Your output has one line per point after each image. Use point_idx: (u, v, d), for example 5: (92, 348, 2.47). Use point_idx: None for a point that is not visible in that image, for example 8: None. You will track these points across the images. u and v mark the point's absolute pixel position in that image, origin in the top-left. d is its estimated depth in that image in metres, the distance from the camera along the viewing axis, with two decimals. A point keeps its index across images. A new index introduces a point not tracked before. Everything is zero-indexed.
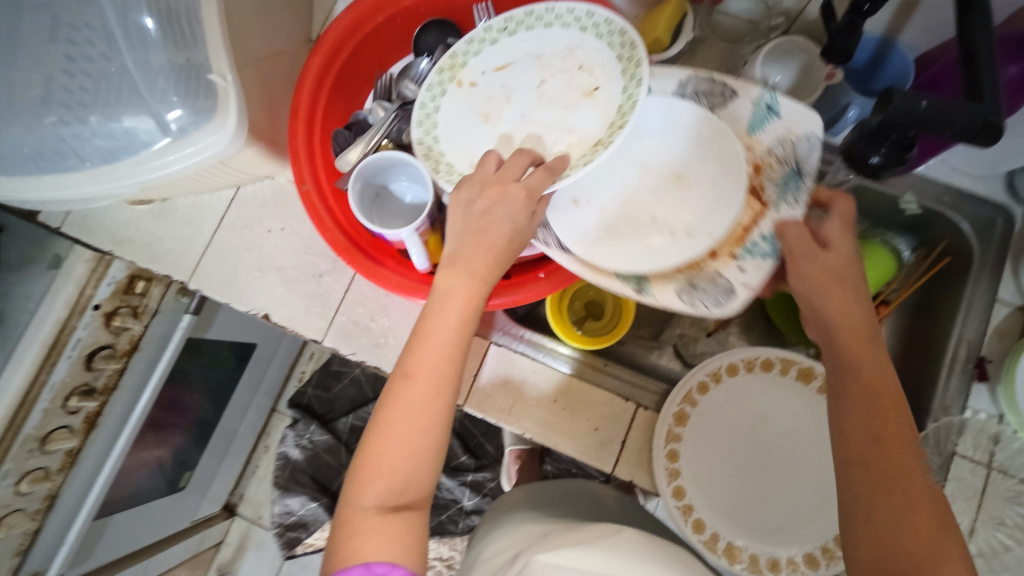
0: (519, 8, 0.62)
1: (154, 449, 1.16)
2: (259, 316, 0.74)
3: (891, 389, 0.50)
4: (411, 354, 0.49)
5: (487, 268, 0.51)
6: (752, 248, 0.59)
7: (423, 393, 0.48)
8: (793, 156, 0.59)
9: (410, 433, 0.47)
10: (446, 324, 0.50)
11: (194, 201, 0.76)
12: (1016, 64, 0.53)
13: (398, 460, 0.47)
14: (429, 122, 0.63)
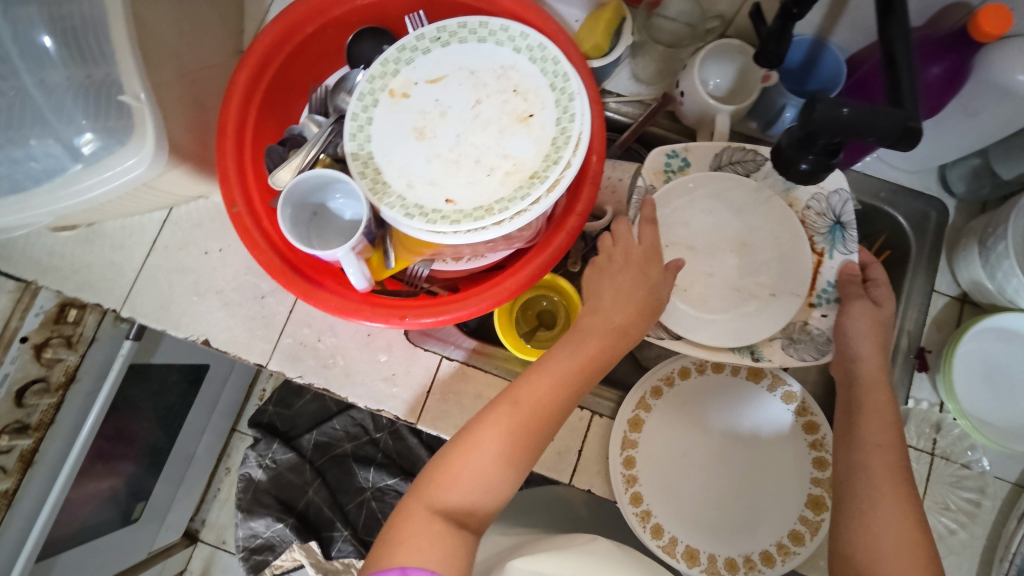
0: (452, 20, 0.64)
1: (104, 481, 1.12)
2: (199, 342, 0.71)
3: (875, 403, 0.58)
4: (518, 388, 0.55)
5: (602, 327, 0.58)
6: (822, 295, 0.64)
7: (511, 424, 0.53)
8: (830, 210, 0.65)
9: (487, 459, 0.52)
10: (563, 370, 0.56)
11: (124, 225, 0.72)
12: (939, 64, 0.56)
13: (471, 479, 0.51)
14: (363, 135, 0.62)
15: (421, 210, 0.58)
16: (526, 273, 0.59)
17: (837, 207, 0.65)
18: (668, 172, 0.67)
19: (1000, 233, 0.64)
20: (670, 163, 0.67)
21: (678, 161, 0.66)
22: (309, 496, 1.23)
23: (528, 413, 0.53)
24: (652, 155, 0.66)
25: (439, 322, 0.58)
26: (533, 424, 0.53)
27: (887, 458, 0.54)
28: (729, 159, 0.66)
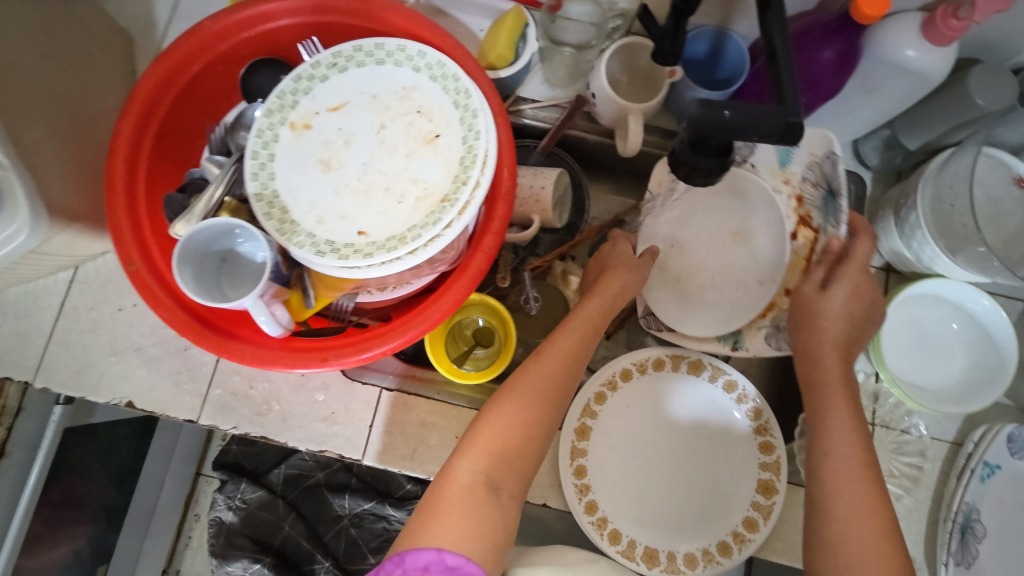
0: (347, 44, 0.61)
1: (62, 546, 1.04)
2: (123, 405, 0.67)
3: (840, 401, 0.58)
4: (535, 360, 0.57)
5: (598, 304, 0.63)
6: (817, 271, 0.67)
7: (533, 394, 0.55)
8: (823, 179, 0.66)
9: (514, 428, 0.54)
10: (572, 342, 0.59)
11: (27, 290, 0.68)
12: (830, 48, 0.57)
13: (503, 447, 0.53)
14: (266, 173, 0.58)
15: (332, 246, 0.56)
16: (448, 299, 0.57)
17: (831, 172, 0.66)
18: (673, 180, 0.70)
19: (911, 203, 0.65)
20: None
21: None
22: (286, 532, 1.12)
23: (548, 383, 0.56)
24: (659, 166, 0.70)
25: (362, 361, 0.56)
26: (552, 392, 0.56)
27: (858, 453, 0.54)
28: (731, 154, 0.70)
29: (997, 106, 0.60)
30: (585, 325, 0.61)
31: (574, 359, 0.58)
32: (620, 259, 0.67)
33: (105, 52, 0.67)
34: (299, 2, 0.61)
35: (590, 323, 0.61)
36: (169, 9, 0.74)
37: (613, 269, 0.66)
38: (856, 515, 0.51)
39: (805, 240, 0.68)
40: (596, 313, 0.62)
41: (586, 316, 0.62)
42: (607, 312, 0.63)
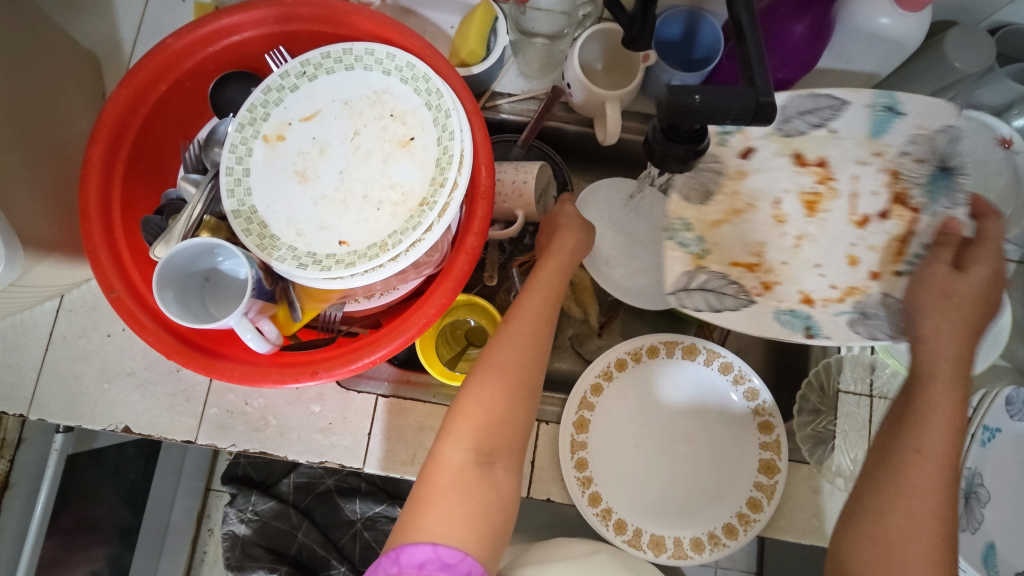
0: (313, 51, 0.60)
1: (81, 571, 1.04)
2: (119, 430, 0.67)
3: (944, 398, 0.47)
4: (505, 330, 0.55)
5: (555, 263, 0.61)
6: (912, 259, 0.61)
7: (508, 364, 0.52)
8: (934, 155, 0.61)
9: (493, 400, 0.51)
10: (540, 297, 0.58)
11: (13, 322, 0.68)
12: (802, 22, 0.55)
13: (486, 421, 0.50)
14: (242, 189, 0.58)
15: (314, 257, 0.56)
16: (433, 304, 0.56)
17: (942, 147, 0.61)
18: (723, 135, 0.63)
19: None
20: (730, 123, 0.63)
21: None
22: (300, 540, 1.12)
23: (521, 349, 0.54)
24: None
25: (351, 372, 0.55)
26: (528, 360, 0.53)
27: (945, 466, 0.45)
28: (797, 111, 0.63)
29: (974, 68, 0.59)
30: (547, 286, 0.59)
31: (543, 323, 0.56)
32: (565, 216, 0.66)
33: (74, 77, 0.66)
34: (263, 13, 0.59)
35: (553, 285, 0.59)
36: (134, 28, 0.73)
37: (558, 230, 0.65)
38: (920, 522, 0.43)
39: (899, 220, 0.62)
40: (553, 272, 0.61)
41: (547, 278, 0.60)
42: (563, 270, 0.61)
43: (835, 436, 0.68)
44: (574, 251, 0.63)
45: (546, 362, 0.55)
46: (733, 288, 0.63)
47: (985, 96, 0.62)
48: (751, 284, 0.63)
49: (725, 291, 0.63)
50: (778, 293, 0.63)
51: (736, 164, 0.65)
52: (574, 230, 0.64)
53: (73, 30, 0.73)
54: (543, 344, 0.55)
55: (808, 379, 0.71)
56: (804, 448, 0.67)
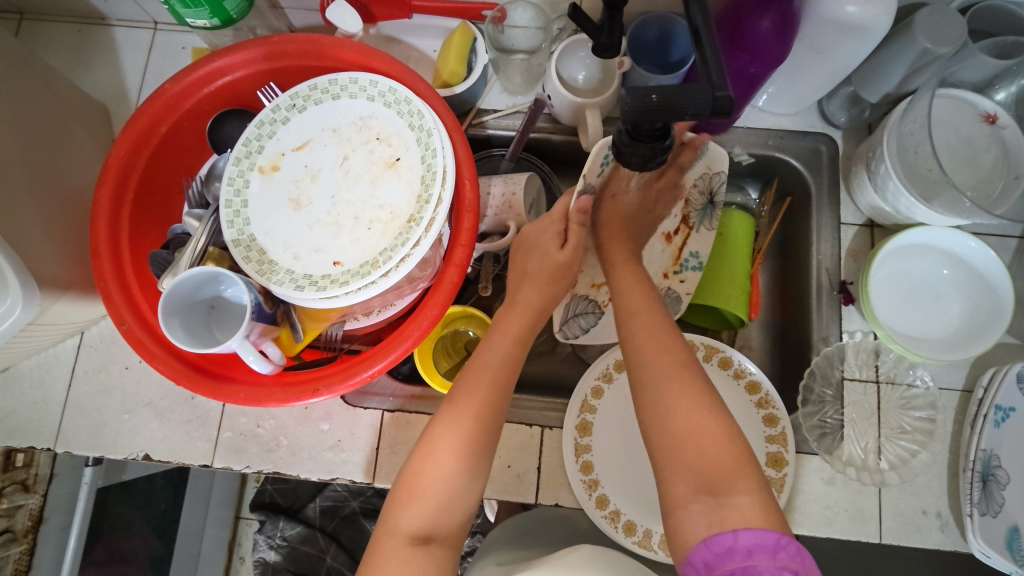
0: (301, 84, 0.63)
1: None
2: (140, 458, 0.70)
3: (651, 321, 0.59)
4: (450, 409, 0.55)
5: (511, 334, 0.61)
6: (687, 261, 0.75)
7: (450, 448, 0.53)
8: (709, 189, 0.71)
9: (434, 484, 0.53)
10: (503, 352, 0.59)
11: (39, 361, 0.71)
12: (767, 17, 0.56)
13: (426, 505, 0.52)
14: (241, 219, 0.60)
15: (310, 279, 0.58)
16: (426, 316, 0.58)
17: (716, 185, 0.71)
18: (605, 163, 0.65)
19: (880, 156, 0.65)
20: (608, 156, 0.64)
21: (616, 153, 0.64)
22: (329, 564, 1.13)
23: (465, 433, 0.54)
24: (595, 153, 0.63)
25: (351, 386, 0.57)
26: (473, 440, 0.54)
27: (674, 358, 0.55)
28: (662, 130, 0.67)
29: (946, 46, 0.60)
30: (497, 364, 0.58)
31: (490, 399, 0.56)
32: (546, 267, 0.64)
33: (84, 126, 0.70)
34: (252, 52, 0.63)
35: (509, 358, 0.59)
36: (139, 77, 0.78)
37: (529, 281, 0.64)
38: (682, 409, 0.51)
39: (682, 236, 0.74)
40: (513, 346, 0.60)
41: (503, 352, 0.59)
42: (521, 342, 0.61)
43: (842, 426, 0.68)
44: (545, 309, 0.64)
45: (492, 440, 0.55)
46: (590, 305, 0.75)
47: (964, 73, 0.62)
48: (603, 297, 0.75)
49: (588, 312, 0.75)
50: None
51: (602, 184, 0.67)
52: (554, 286, 0.65)
53: (83, 84, 0.78)
54: (491, 422, 0.55)
55: (812, 369, 0.69)
56: (812, 440, 0.67)
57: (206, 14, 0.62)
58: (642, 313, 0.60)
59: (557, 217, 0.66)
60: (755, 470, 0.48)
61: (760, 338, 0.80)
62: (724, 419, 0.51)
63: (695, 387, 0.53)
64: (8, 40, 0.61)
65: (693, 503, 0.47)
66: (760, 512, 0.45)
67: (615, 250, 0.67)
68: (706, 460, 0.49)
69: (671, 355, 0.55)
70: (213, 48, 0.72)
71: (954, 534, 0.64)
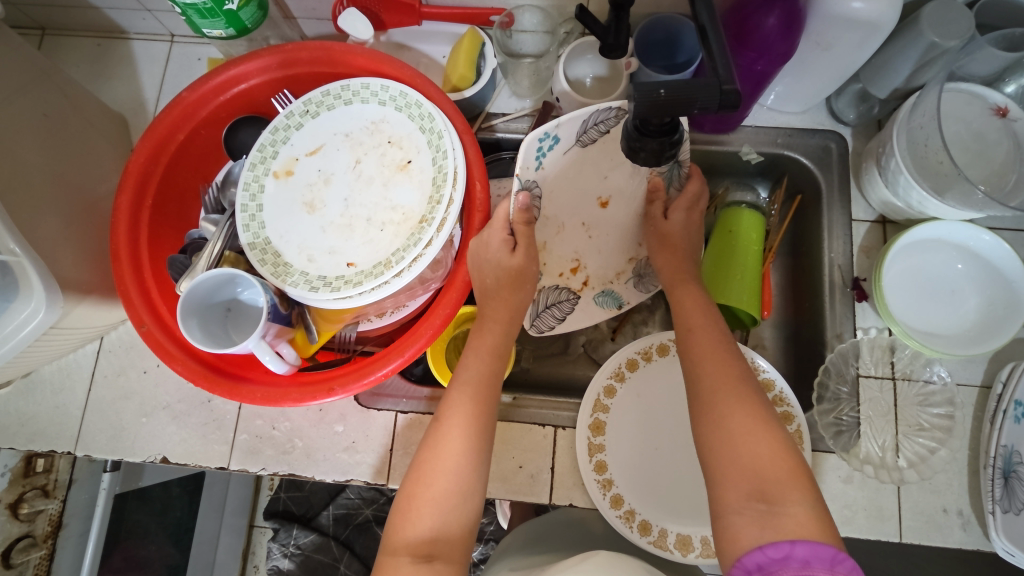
0: (314, 90, 0.64)
1: None
2: (158, 461, 0.71)
3: (711, 332, 0.59)
4: (437, 431, 0.57)
5: (487, 349, 0.62)
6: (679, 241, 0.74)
7: (445, 466, 0.54)
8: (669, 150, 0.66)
9: (426, 505, 0.53)
10: (487, 366, 0.61)
11: (59, 366, 0.73)
12: (772, 14, 0.57)
13: (420, 527, 0.52)
14: (256, 223, 0.62)
15: (324, 280, 0.59)
16: (438, 315, 0.59)
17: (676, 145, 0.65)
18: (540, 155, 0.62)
19: (890, 151, 0.65)
20: (541, 146, 0.62)
21: (549, 142, 0.61)
22: (343, 572, 1.13)
23: (460, 450, 0.55)
24: (525, 149, 0.61)
25: (365, 386, 0.58)
26: (462, 462, 0.55)
27: (730, 369, 0.55)
28: (593, 123, 0.61)
29: (953, 40, 0.59)
30: (478, 380, 0.59)
31: (475, 416, 0.57)
32: (503, 280, 0.63)
33: (103, 136, 0.72)
34: (266, 61, 0.64)
35: (485, 377, 0.60)
36: (156, 87, 0.80)
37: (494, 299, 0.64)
38: (737, 418, 0.52)
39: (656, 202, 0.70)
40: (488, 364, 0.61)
41: (480, 368, 0.60)
42: (497, 354, 0.62)
43: (858, 423, 0.68)
44: (517, 317, 0.65)
45: (483, 464, 0.56)
46: (563, 293, 0.73)
47: (972, 66, 0.63)
48: (576, 283, 0.74)
49: (561, 300, 0.74)
50: (597, 282, 0.74)
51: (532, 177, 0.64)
52: (516, 293, 0.64)
53: (103, 96, 0.80)
54: (482, 438, 0.57)
55: (826, 366, 0.69)
56: (828, 438, 0.66)
57: (221, 24, 0.64)
58: (700, 323, 0.60)
59: (499, 225, 0.62)
60: (808, 481, 0.48)
61: (773, 336, 0.79)
62: (777, 432, 0.51)
63: (752, 399, 0.53)
64: (31, 54, 0.63)
65: (744, 509, 0.47)
66: (815, 522, 0.45)
67: (672, 267, 0.66)
68: (756, 467, 0.49)
69: (728, 366, 0.56)
70: (228, 58, 0.74)
71: (976, 533, 0.63)
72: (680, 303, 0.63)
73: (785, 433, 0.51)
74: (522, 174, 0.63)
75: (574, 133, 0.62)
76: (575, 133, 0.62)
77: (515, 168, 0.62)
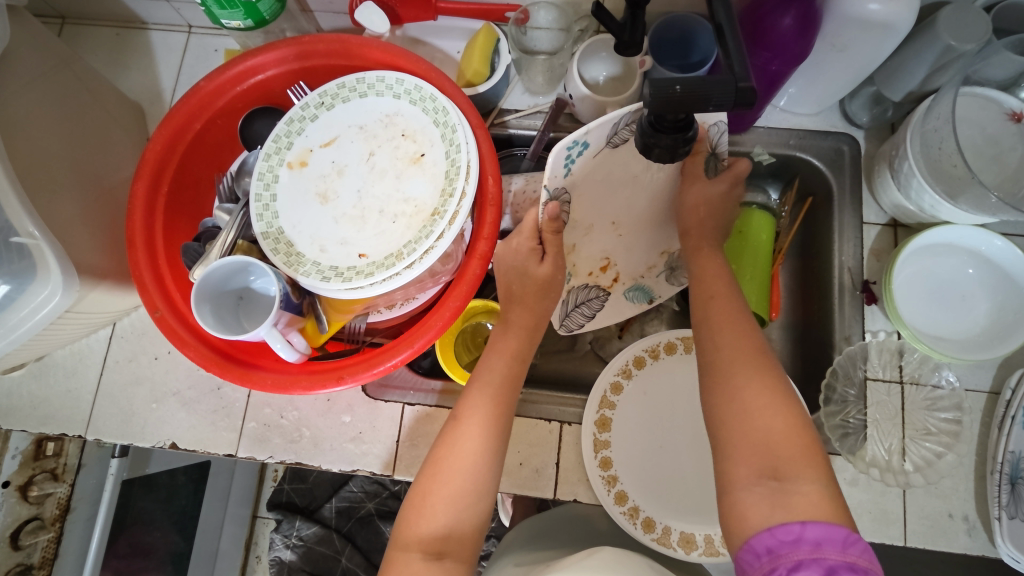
0: (330, 83, 0.65)
1: None
2: (167, 446, 0.72)
3: (731, 306, 0.59)
4: (453, 429, 0.57)
5: (510, 353, 0.62)
6: None
7: (457, 465, 0.55)
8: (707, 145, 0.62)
9: (441, 502, 0.54)
10: (506, 370, 0.61)
11: (72, 350, 0.74)
12: (788, 14, 0.57)
13: (432, 524, 0.53)
14: (270, 213, 0.62)
15: (336, 271, 0.60)
16: (448, 307, 0.59)
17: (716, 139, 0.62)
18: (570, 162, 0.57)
19: (903, 154, 0.64)
20: (570, 155, 0.57)
21: (579, 149, 0.57)
22: (345, 564, 1.13)
23: (472, 452, 0.56)
24: (553, 159, 0.56)
25: (374, 376, 0.58)
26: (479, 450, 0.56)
27: (748, 341, 0.55)
28: (625, 124, 0.57)
29: (970, 44, 0.60)
30: (498, 379, 0.60)
31: (491, 420, 0.58)
32: (530, 288, 0.64)
33: (121, 124, 0.73)
34: (283, 52, 0.65)
35: (507, 380, 0.61)
36: (173, 78, 0.81)
37: (522, 304, 0.64)
38: (752, 390, 0.52)
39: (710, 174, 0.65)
40: (507, 369, 0.61)
41: (502, 371, 0.61)
42: (519, 358, 0.63)
43: (865, 426, 0.68)
44: (540, 323, 0.65)
45: (500, 450, 0.57)
46: (592, 292, 0.74)
47: (987, 71, 0.63)
48: (605, 280, 0.74)
49: (590, 297, 0.74)
50: (627, 277, 0.75)
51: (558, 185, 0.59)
52: (543, 301, 0.64)
53: (120, 85, 0.81)
54: (495, 442, 0.57)
55: (834, 369, 0.69)
56: (834, 440, 0.66)
57: (240, 15, 0.64)
58: (719, 294, 0.60)
59: (527, 233, 0.62)
60: (822, 462, 0.48)
61: (781, 338, 0.79)
62: (793, 409, 0.51)
63: (768, 372, 0.53)
64: (52, 43, 0.63)
65: (754, 486, 0.47)
66: (827, 504, 0.45)
67: (699, 235, 0.65)
68: (769, 443, 0.49)
69: (745, 339, 0.56)
70: (245, 49, 0.75)
71: (981, 538, 0.63)
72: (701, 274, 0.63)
73: (801, 411, 0.51)
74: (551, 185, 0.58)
75: (604, 137, 0.57)
76: (606, 136, 0.57)
77: (543, 178, 0.57)
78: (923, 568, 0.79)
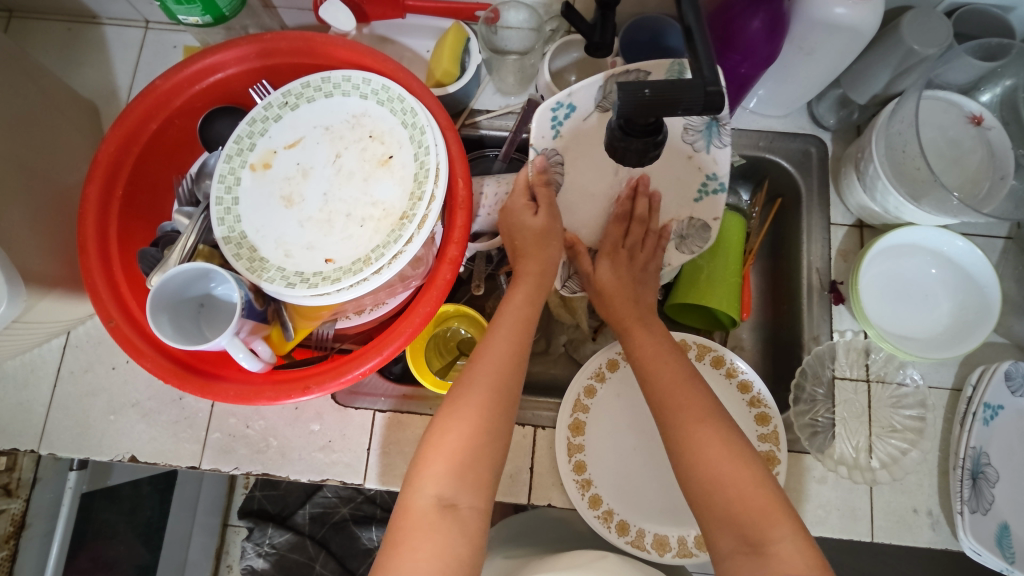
0: (294, 82, 0.63)
1: None
2: (126, 460, 0.69)
3: (666, 374, 0.59)
4: (468, 372, 0.56)
5: (523, 299, 0.62)
6: (705, 187, 0.66)
7: (472, 407, 0.54)
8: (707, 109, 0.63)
9: (457, 441, 0.52)
10: (523, 313, 0.61)
11: (23, 361, 0.70)
12: (757, 17, 0.57)
13: (448, 464, 0.51)
14: (231, 217, 0.60)
15: (302, 276, 0.58)
16: (419, 313, 0.58)
17: None
18: (555, 124, 0.63)
19: (868, 156, 0.65)
20: (555, 115, 0.63)
21: (564, 111, 0.62)
22: (318, 572, 1.11)
23: (489, 391, 0.55)
24: (538, 118, 0.63)
25: (342, 384, 0.57)
26: (486, 416, 0.54)
27: (696, 408, 0.55)
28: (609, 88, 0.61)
29: (932, 48, 0.61)
30: (507, 347, 0.58)
31: (504, 367, 0.56)
32: (529, 238, 0.63)
33: (73, 123, 0.70)
34: (244, 50, 0.63)
35: (513, 346, 0.58)
36: (129, 75, 0.77)
37: (527, 256, 0.63)
38: (716, 460, 0.52)
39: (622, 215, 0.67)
40: (514, 337, 0.59)
41: (517, 318, 0.60)
42: (533, 302, 0.62)
43: (833, 425, 0.69)
44: (550, 271, 0.64)
45: (508, 417, 0.55)
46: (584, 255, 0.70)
47: (949, 75, 0.64)
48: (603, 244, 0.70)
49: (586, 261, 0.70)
50: None
51: (543, 145, 0.64)
52: (546, 250, 0.63)
53: (73, 82, 0.77)
54: (510, 386, 0.56)
55: (804, 367, 0.70)
56: (804, 438, 0.67)
57: (198, 11, 0.62)
58: (660, 366, 0.60)
59: (521, 190, 0.65)
60: (788, 514, 0.49)
61: (752, 338, 0.80)
62: (753, 467, 0.51)
63: (725, 432, 0.53)
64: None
65: (733, 551, 0.48)
66: (801, 560, 0.46)
67: (621, 308, 0.66)
68: (739, 507, 0.49)
69: (693, 402, 0.56)
70: (205, 46, 0.72)
71: (944, 532, 0.64)
72: (635, 349, 0.62)
73: (759, 464, 0.52)
74: (538, 144, 0.64)
75: (591, 100, 0.62)
76: (592, 100, 0.62)
77: (531, 137, 0.64)
78: (890, 561, 0.80)
